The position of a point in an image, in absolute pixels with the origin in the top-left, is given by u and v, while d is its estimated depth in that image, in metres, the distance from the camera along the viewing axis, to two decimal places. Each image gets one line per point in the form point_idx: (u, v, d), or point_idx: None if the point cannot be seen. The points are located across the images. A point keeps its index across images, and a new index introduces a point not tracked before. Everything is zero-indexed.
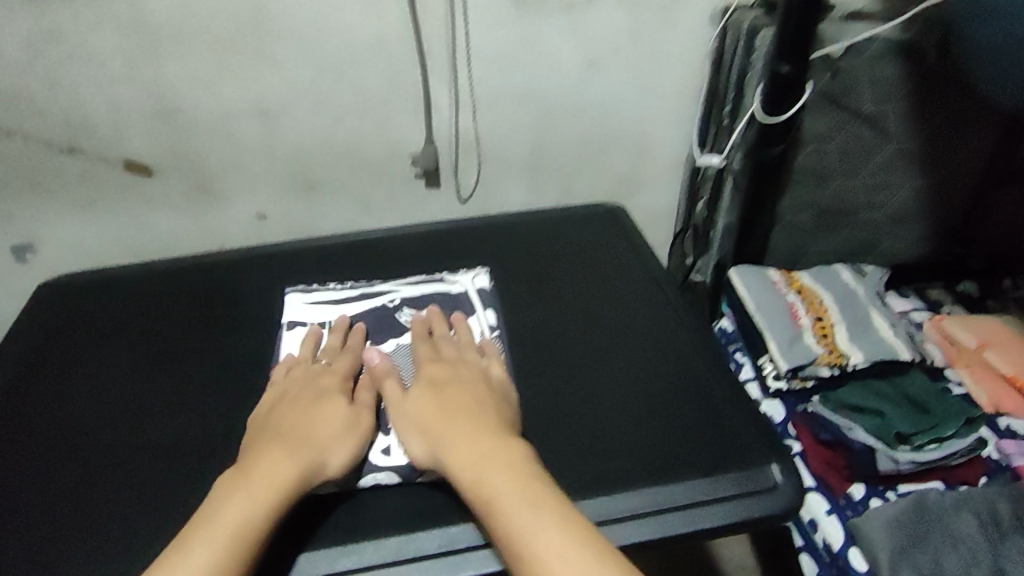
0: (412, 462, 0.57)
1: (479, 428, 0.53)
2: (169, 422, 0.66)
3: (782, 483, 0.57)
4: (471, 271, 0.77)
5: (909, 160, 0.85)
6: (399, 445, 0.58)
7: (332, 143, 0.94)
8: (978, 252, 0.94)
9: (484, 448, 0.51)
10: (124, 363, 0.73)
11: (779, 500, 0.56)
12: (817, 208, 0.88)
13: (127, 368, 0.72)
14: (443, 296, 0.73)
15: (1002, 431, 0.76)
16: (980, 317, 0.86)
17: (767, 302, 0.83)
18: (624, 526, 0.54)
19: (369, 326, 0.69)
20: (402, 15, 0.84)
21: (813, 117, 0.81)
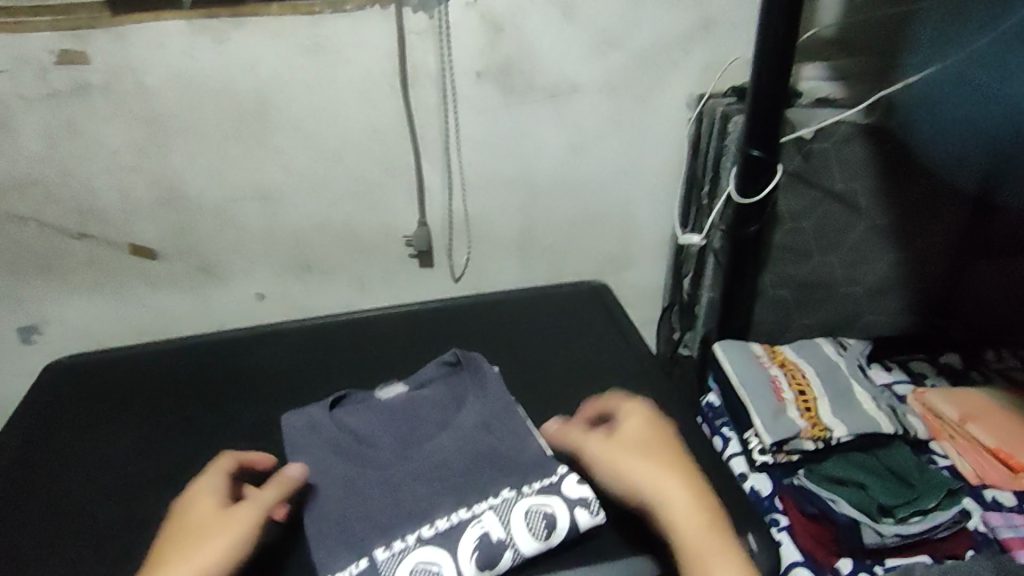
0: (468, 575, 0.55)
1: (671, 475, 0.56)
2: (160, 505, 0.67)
3: (756, 553, 0.59)
4: (480, 368, 0.74)
5: (886, 236, 0.88)
6: (485, 556, 0.55)
7: (330, 226, 0.98)
8: (962, 323, 0.95)
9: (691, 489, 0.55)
10: (121, 447, 0.74)
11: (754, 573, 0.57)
12: (798, 283, 0.91)
13: (122, 453, 0.73)
14: (441, 379, 0.75)
15: (987, 503, 0.77)
16: (963, 389, 0.87)
17: (749, 375, 0.86)
18: None
19: (370, 407, 0.71)
20: (398, 108, 0.89)
21: (788, 197, 0.85)
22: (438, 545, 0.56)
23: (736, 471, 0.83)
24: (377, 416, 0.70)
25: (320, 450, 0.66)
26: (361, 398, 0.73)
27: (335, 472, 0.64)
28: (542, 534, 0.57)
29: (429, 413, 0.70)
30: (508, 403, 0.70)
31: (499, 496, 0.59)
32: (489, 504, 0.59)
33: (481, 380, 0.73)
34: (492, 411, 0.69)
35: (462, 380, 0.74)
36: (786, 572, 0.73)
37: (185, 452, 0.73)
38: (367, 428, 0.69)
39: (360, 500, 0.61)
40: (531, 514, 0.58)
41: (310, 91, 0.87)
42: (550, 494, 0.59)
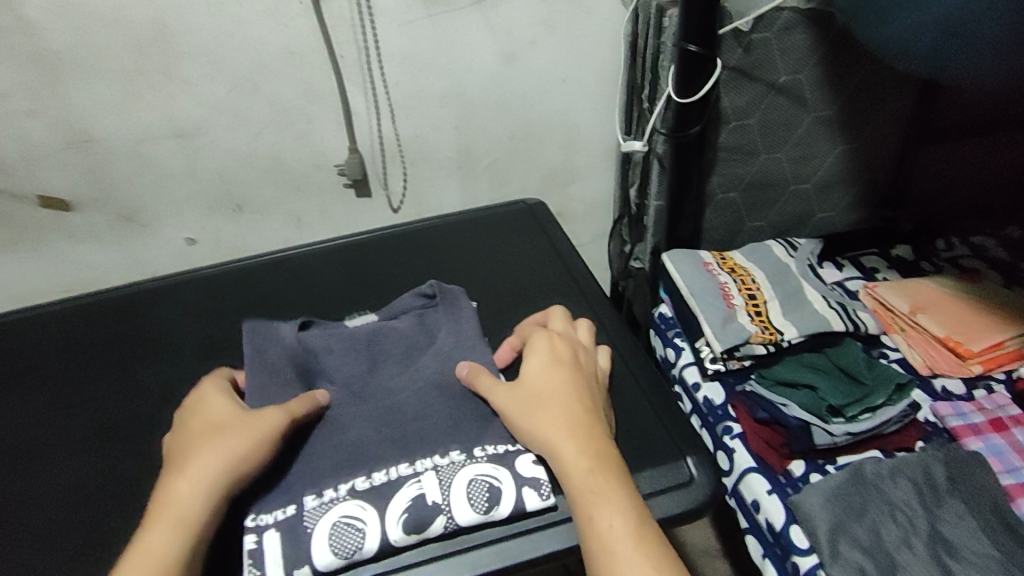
0: (389, 534, 0.52)
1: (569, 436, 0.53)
2: (73, 459, 0.62)
3: (696, 475, 0.58)
4: (454, 303, 0.69)
5: (832, 128, 0.83)
6: (417, 521, 0.52)
7: (255, 160, 0.91)
8: (912, 215, 0.92)
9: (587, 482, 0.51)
10: (29, 406, 0.68)
11: (694, 494, 0.57)
12: (747, 183, 0.86)
13: (33, 412, 0.67)
14: (416, 311, 0.69)
15: (937, 393, 0.77)
16: (913, 280, 0.85)
17: (698, 284, 0.83)
18: (544, 535, 0.54)
19: (336, 332, 0.65)
20: (312, 24, 0.81)
21: (730, 94, 0.79)
22: (367, 501, 0.53)
23: (690, 381, 0.82)
24: (340, 344, 0.64)
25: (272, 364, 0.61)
26: (332, 325, 0.67)
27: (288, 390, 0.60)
28: (483, 508, 0.53)
29: (397, 348, 0.64)
30: (474, 340, 0.65)
31: (448, 459, 0.55)
32: (435, 464, 0.55)
33: (453, 318, 0.67)
34: (458, 349, 0.64)
35: (436, 314, 0.68)
36: (741, 477, 0.73)
37: (103, 399, 0.68)
38: (332, 350, 0.63)
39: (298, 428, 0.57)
40: (476, 485, 0.54)
41: (210, 11, 0.78)
42: (500, 462, 0.55)
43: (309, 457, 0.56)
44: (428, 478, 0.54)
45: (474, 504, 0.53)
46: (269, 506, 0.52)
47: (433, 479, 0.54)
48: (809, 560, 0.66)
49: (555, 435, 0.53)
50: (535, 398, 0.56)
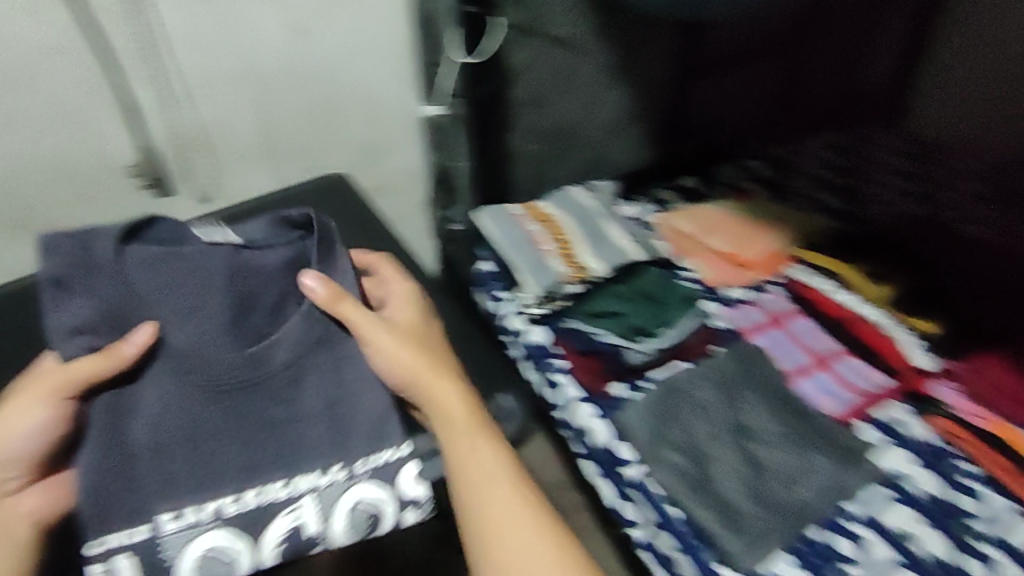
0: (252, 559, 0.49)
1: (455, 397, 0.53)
2: None
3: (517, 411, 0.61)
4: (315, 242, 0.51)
5: (613, 74, 0.89)
6: (290, 546, 0.50)
7: (21, 172, 0.78)
8: (688, 147, 0.97)
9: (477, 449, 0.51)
10: None
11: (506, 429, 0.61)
12: (544, 134, 0.91)
13: None
14: (271, 248, 0.50)
15: (727, 301, 0.84)
16: (700, 206, 0.93)
17: (510, 236, 0.86)
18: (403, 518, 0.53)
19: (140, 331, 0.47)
20: (62, 10, 0.70)
21: (514, 49, 0.83)
22: (237, 529, 0.48)
23: (513, 329, 0.82)
24: (167, 290, 0.47)
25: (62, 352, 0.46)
26: (160, 255, 0.46)
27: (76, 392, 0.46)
28: (361, 531, 0.51)
29: (252, 313, 0.49)
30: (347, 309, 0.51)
31: (328, 479, 0.50)
32: (314, 486, 0.50)
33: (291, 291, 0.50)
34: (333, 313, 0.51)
35: (302, 257, 0.50)
36: (571, 410, 0.75)
37: None
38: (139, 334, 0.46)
39: (144, 427, 0.47)
40: (356, 513, 0.50)
41: None
42: (383, 483, 0.51)
43: (136, 483, 0.47)
44: (303, 501, 0.49)
45: (353, 527, 0.51)
46: (112, 543, 0.46)
47: (310, 504, 0.50)
48: (636, 472, 0.69)
49: (451, 398, 0.53)
50: (427, 361, 0.53)
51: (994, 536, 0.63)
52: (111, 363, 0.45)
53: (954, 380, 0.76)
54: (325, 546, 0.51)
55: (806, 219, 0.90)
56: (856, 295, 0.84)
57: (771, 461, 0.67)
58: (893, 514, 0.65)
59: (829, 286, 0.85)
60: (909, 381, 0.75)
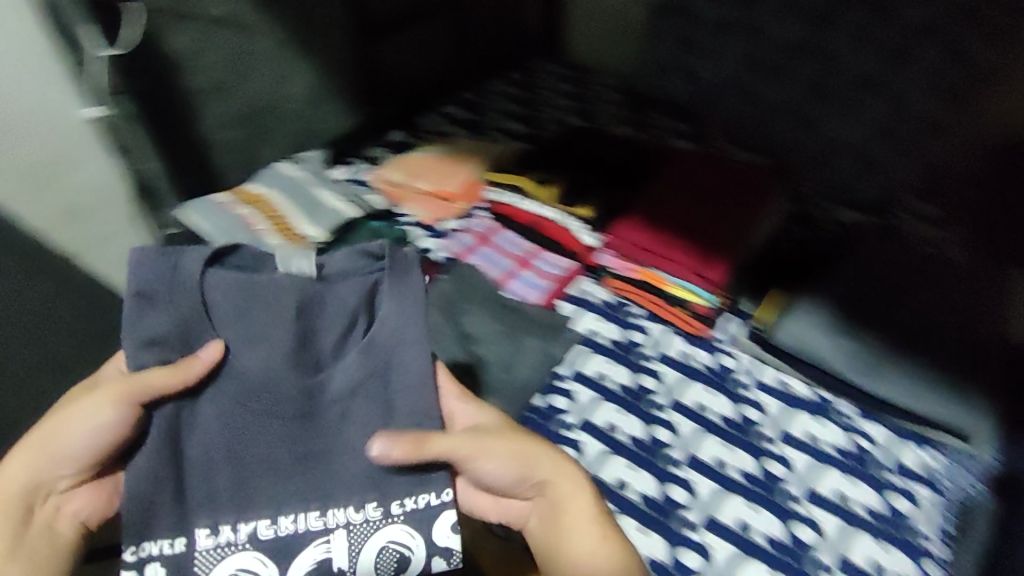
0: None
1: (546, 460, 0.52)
2: None
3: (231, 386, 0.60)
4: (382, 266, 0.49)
5: (291, 49, 0.90)
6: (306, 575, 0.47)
7: None
8: (389, 106, 1.04)
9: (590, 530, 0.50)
10: None
11: None
12: (237, 119, 0.90)
13: None
14: (361, 275, 0.49)
15: (441, 234, 0.88)
16: (408, 155, 0.96)
17: (218, 224, 0.84)
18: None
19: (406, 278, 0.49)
20: None
21: (170, 36, 0.79)
22: (267, 555, 0.46)
23: None
24: (236, 316, 0.47)
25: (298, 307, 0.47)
26: (243, 284, 0.47)
27: (252, 350, 0.47)
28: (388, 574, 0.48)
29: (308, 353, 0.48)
30: (401, 345, 0.48)
31: (363, 515, 0.48)
32: (363, 518, 0.48)
33: (403, 298, 0.48)
34: (386, 353, 0.48)
35: (381, 284, 0.49)
36: None
37: None
38: (334, 325, 0.48)
39: (201, 442, 0.47)
40: (386, 552, 0.48)
41: None
42: (416, 529, 0.48)
43: (187, 495, 0.46)
44: (339, 532, 0.47)
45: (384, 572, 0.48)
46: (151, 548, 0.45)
47: (342, 539, 0.47)
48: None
49: (578, 489, 0.51)
50: (557, 457, 0.53)
51: (656, 353, 0.78)
52: (188, 372, 0.45)
53: (608, 246, 0.83)
54: None
55: (505, 147, 0.94)
56: (529, 198, 0.88)
57: (491, 356, 0.76)
58: (587, 362, 0.77)
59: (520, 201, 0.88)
60: (584, 260, 0.85)
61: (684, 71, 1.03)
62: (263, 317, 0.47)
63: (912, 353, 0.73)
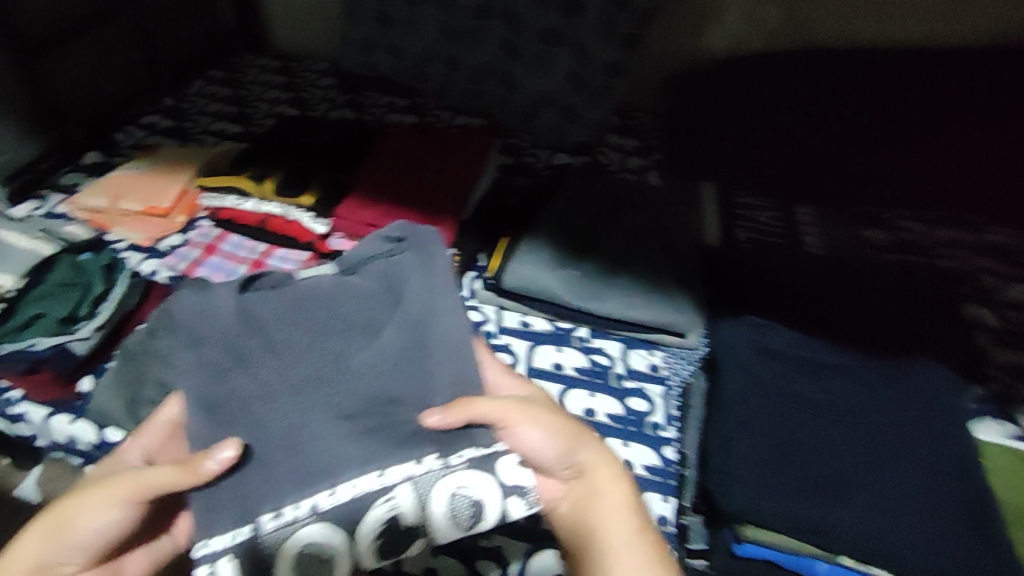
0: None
1: (592, 447, 0.44)
2: None
3: None
4: (416, 245, 0.46)
5: None
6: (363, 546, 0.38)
7: None
8: (72, 124, 0.92)
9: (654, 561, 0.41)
10: None
11: None
12: None
13: None
14: (380, 258, 0.46)
15: (163, 253, 0.77)
16: (109, 176, 0.84)
17: None
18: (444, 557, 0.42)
19: (430, 247, 0.46)
20: None
21: None
22: (322, 520, 0.38)
23: None
24: (292, 322, 0.42)
25: (322, 296, 0.43)
26: (286, 298, 0.43)
27: (297, 336, 0.42)
28: (463, 524, 0.40)
29: (335, 336, 0.42)
30: (426, 351, 0.42)
31: (424, 465, 0.39)
32: (416, 468, 0.39)
33: (424, 269, 0.45)
34: (422, 322, 0.43)
35: (405, 260, 0.45)
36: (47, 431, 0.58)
37: None
38: (379, 301, 0.44)
39: (263, 435, 0.39)
40: (457, 496, 0.40)
41: None
42: (484, 467, 0.40)
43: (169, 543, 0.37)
44: (407, 477, 0.39)
45: (456, 516, 0.40)
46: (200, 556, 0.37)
47: (407, 486, 0.39)
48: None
49: (616, 475, 0.44)
50: (576, 424, 0.45)
51: None
52: (197, 475, 0.37)
53: (336, 228, 0.76)
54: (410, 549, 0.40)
55: (224, 150, 0.88)
56: (249, 197, 0.78)
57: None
58: None
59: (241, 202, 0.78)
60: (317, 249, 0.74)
61: (386, 46, 0.94)
62: (298, 311, 0.42)
63: (638, 255, 0.72)
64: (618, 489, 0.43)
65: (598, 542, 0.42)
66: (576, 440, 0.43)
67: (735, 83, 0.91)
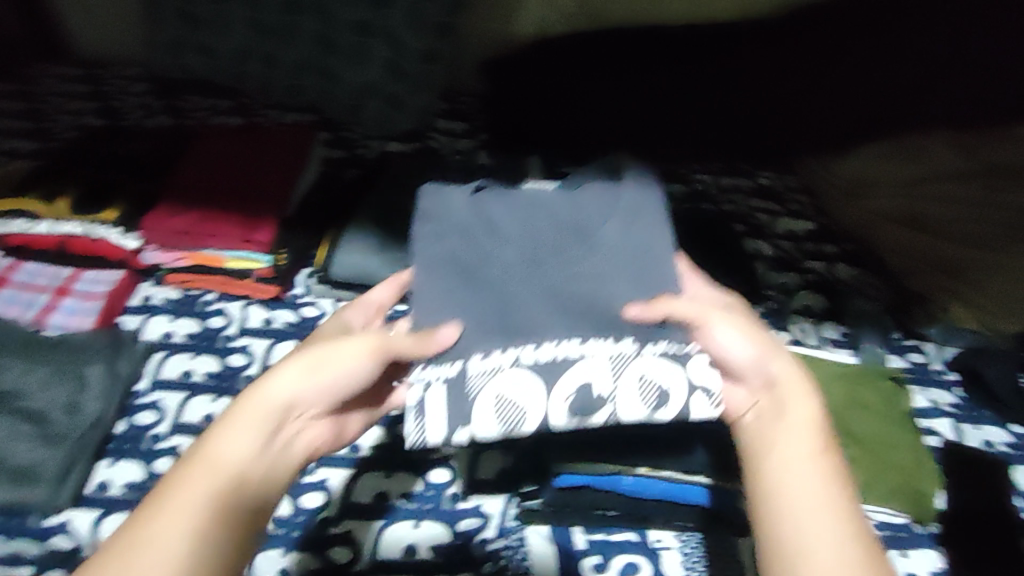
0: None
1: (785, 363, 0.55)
2: None
3: None
4: (642, 194, 0.59)
5: None
6: (574, 409, 0.52)
7: None
8: None
9: (857, 539, 0.46)
10: None
11: None
12: None
13: None
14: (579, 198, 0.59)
15: None
16: None
17: None
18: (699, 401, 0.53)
19: (650, 195, 0.59)
20: None
21: None
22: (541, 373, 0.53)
23: None
24: (527, 225, 0.58)
25: (562, 202, 0.59)
26: (528, 203, 0.59)
27: (517, 237, 0.58)
28: (652, 405, 0.53)
29: (552, 241, 0.57)
30: (646, 257, 0.57)
31: (620, 350, 0.54)
32: (643, 347, 0.54)
33: (629, 222, 0.58)
34: (641, 246, 0.57)
35: (623, 200, 0.59)
36: None
37: None
38: (585, 219, 0.58)
39: (501, 267, 0.56)
40: (646, 380, 0.53)
41: None
42: (676, 363, 0.54)
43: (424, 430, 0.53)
44: (627, 357, 0.54)
45: (656, 397, 0.53)
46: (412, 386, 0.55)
47: (633, 354, 0.54)
48: None
49: (806, 392, 0.53)
50: (764, 340, 0.56)
51: (239, 331, 0.77)
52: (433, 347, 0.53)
53: (148, 241, 0.77)
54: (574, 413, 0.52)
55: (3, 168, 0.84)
56: (41, 219, 0.78)
57: (49, 404, 0.68)
58: (166, 365, 0.73)
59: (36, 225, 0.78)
60: (132, 265, 0.78)
61: (196, 47, 0.83)
62: (528, 206, 0.59)
63: None
64: (833, 486, 0.49)
65: (772, 478, 0.50)
66: (778, 413, 0.53)
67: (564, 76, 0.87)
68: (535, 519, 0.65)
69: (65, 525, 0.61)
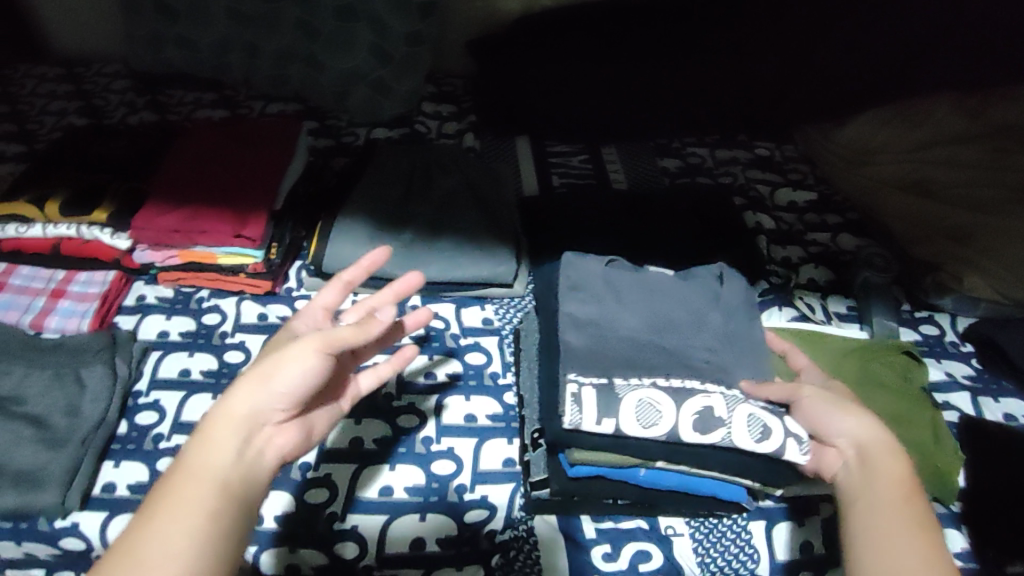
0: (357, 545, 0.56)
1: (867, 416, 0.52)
2: None
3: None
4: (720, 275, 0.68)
5: None
6: (696, 430, 0.53)
7: None
8: None
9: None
10: None
11: None
12: None
13: None
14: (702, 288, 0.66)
15: None
16: None
17: None
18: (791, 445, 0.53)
19: (734, 284, 0.67)
20: None
21: None
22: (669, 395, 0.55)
23: None
24: (644, 314, 0.63)
25: (677, 298, 0.65)
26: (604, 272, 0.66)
27: (636, 307, 0.63)
28: (756, 436, 0.53)
29: (682, 326, 0.63)
30: (752, 342, 0.63)
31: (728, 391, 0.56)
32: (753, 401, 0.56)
33: (732, 308, 0.65)
34: (734, 330, 0.63)
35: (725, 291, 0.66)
36: None
37: None
38: (700, 309, 0.64)
39: (587, 309, 0.62)
40: (753, 417, 0.54)
41: None
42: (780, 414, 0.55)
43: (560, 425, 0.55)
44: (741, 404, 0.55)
45: (761, 427, 0.53)
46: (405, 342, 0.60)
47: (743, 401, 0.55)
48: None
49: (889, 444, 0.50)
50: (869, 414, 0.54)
51: (234, 327, 0.75)
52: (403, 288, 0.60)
53: (138, 241, 0.76)
54: (698, 430, 0.53)
55: None
56: (34, 222, 0.76)
57: (48, 408, 0.65)
58: (162, 364, 0.72)
59: (29, 229, 0.76)
60: (125, 265, 0.78)
61: (175, 40, 0.94)
62: (645, 289, 0.65)
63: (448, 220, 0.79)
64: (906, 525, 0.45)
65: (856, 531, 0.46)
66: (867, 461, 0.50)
67: (535, 54, 0.92)
68: (543, 508, 0.62)
69: (74, 528, 0.59)
